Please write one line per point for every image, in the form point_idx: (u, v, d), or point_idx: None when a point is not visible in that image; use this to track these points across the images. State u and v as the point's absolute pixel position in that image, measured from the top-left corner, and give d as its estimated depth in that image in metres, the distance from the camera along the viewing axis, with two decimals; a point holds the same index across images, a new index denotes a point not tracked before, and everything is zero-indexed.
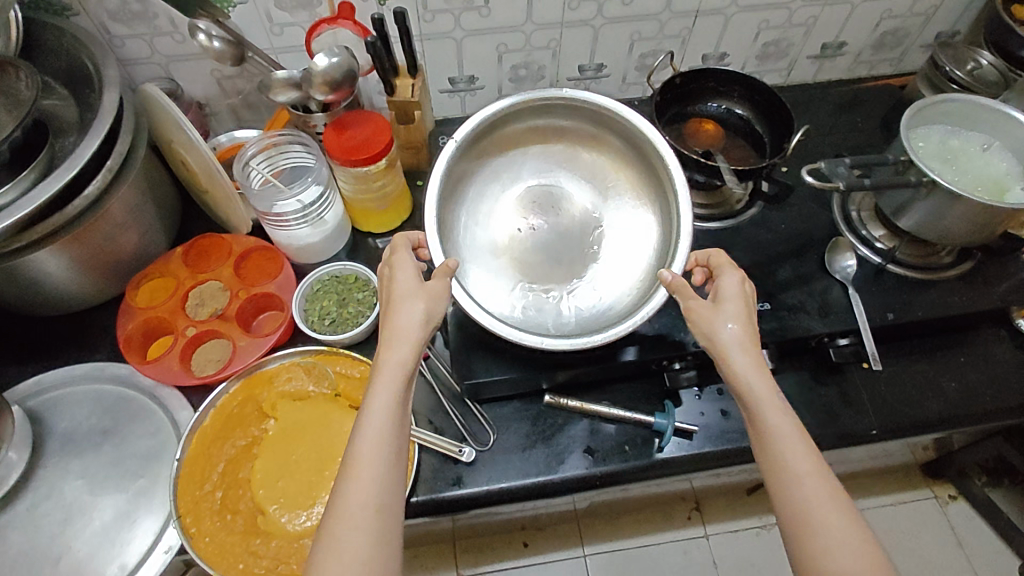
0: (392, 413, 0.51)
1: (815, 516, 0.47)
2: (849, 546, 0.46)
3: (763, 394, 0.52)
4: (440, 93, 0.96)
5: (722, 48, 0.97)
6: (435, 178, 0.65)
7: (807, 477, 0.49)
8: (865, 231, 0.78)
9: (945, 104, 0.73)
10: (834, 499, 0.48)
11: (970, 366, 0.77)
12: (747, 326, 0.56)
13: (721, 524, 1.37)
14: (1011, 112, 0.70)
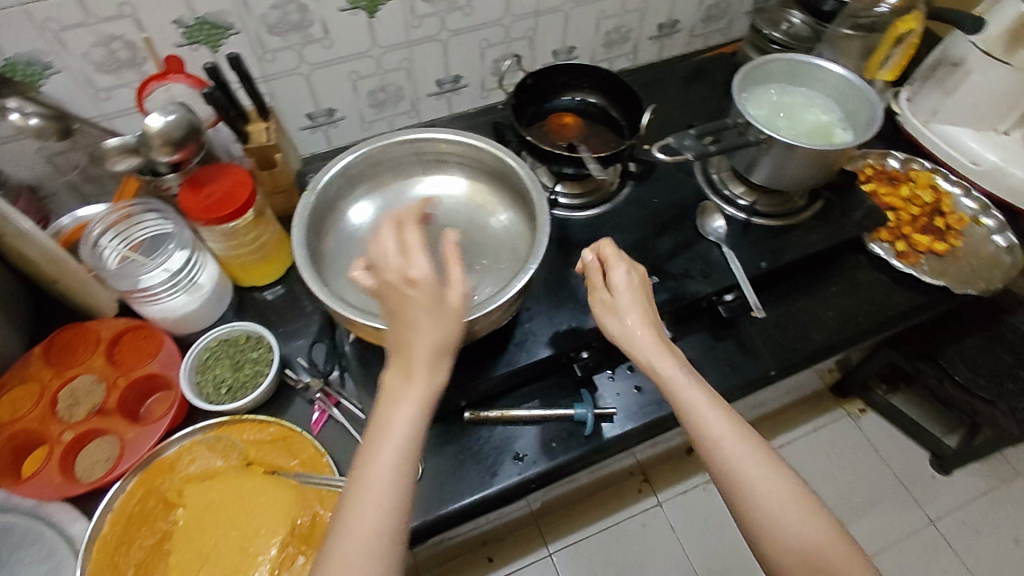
0: (402, 436, 0.48)
1: (755, 482, 0.51)
2: (784, 498, 0.51)
3: (681, 380, 0.56)
4: (302, 131, 0.93)
5: (569, 43, 1.01)
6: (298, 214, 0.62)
7: (737, 446, 0.53)
8: (728, 190, 0.84)
9: (769, 64, 0.79)
10: (762, 460, 0.52)
11: (841, 294, 0.84)
12: (650, 320, 0.59)
13: (670, 488, 1.46)
14: (824, 63, 0.77)
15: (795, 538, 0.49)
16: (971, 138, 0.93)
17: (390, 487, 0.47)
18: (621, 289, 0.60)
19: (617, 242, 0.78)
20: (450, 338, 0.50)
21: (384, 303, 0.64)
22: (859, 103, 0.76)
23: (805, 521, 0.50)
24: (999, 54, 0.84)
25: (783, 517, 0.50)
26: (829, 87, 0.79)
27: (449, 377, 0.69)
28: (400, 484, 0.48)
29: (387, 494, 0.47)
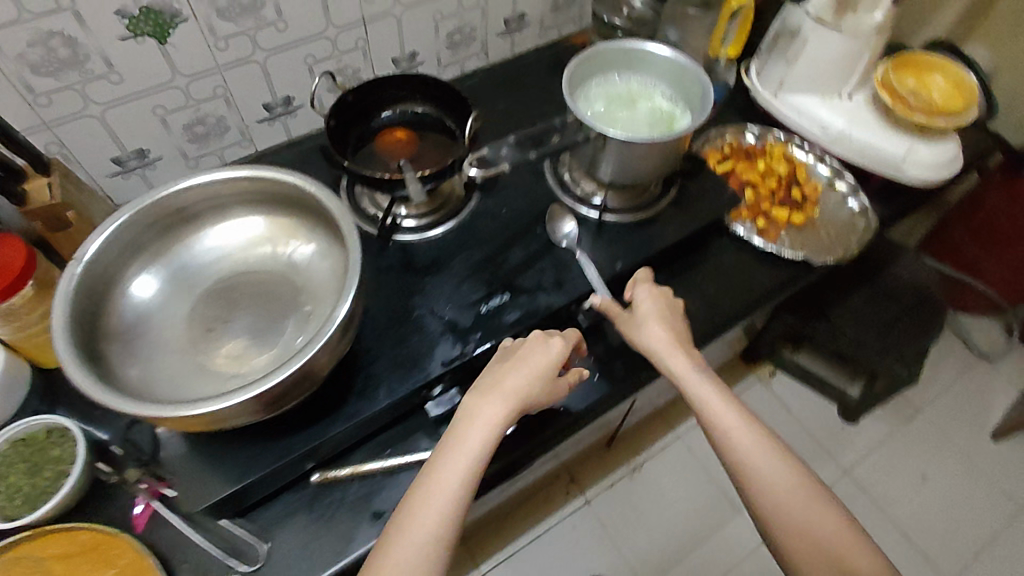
0: (455, 462, 0.55)
1: (773, 481, 0.56)
2: (802, 497, 0.55)
3: (689, 374, 0.63)
4: (111, 178, 0.82)
5: (409, 48, 0.93)
6: (62, 313, 0.52)
7: (747, 443, 0.58)
8: (580, 189, 0.80)
9: (605, 52, 0.75)
10: (772, 454, 0.58)
11: (707, 281, 0.83)
12: (676, 330, 0.67)
13: (597, 484, 1.43)
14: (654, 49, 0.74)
15: (813, 531, 0.53)
16: (818, 105, 0.92)
17: (469, 470, 0.55)
18: (648, 313, 0.68)
19: (466, 262, 0.72)
20: (541, 390, 0.61)
21: (173, 381, 0.57)
22: (694, 89, 0.73)
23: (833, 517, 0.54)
24: (830, 20, 0.84)
25: (806, 518, 0.54)
26: (665, 73, 0.76)
27: (280, 444, 0.62)
28: (456, 495, 0.53)
29: (465, 478, 0.54)
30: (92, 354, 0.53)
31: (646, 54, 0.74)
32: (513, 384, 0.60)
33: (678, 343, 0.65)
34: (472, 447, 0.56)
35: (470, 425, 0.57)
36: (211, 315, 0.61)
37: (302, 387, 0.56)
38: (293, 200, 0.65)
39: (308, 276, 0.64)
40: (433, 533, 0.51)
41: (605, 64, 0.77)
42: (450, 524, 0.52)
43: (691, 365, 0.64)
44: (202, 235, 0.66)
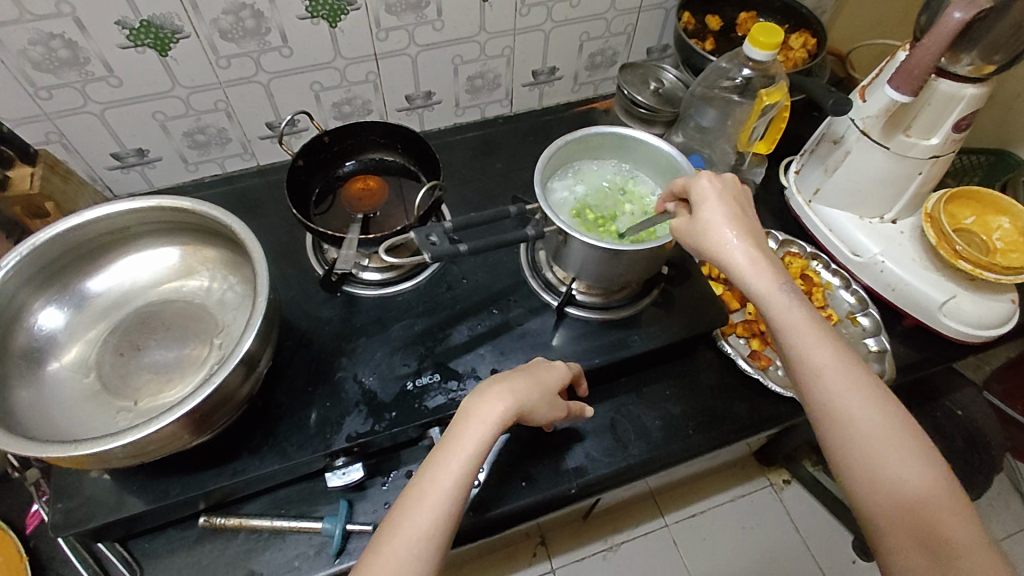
0: (453, 464, 0.48)
1: (842, 414, 0.46)
2: (890, 442, 0.45)
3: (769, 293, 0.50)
4: (110, 171, 0.83)
5: (425, 87, 0.90)
6: None
7: (823, 367, 0.47)
8: (550, 274, 0.74)
9: (601, 136, 0.70)
10: (869, 399, 0.46)
11: (677, 397, 0.74)
12: (740, 219, 0.53)
13: (566, 555, 1.35)
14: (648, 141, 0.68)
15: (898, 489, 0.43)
16: (851, 224, 0.82)
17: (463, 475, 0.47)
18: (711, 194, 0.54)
19: (405, 330, 0.69)
20: (542, 407, 0.55)
21: (62, 410, 0.56)
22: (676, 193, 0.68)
23: (928, 476, 0.43)
24: (876, 135, 0.73)
25: (895, 470, 0.44)
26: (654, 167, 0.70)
27: (161, 484, 0.59)
28: (449, 505, 0.46)
29: (462, 476, 0.47)
30: None
31: (648, 148, 0.69)
32: (511, 395, 0.53)
33: (750, 246, 0.52)
34: (463, 446, 0.49)
35: (468, 423, 0.50)
36: (123, 343, 0.60)
37: (181, 437, 0.53)
38: (231, 243, 0.63)
39: (229, 323, 0.62)
40: (429, 529, 0.45)
41: (601, 146, 0.72)
42: (442, 528, 0.45)
43: (760, 267, 0.51)
44: (131, 259, 0.65)
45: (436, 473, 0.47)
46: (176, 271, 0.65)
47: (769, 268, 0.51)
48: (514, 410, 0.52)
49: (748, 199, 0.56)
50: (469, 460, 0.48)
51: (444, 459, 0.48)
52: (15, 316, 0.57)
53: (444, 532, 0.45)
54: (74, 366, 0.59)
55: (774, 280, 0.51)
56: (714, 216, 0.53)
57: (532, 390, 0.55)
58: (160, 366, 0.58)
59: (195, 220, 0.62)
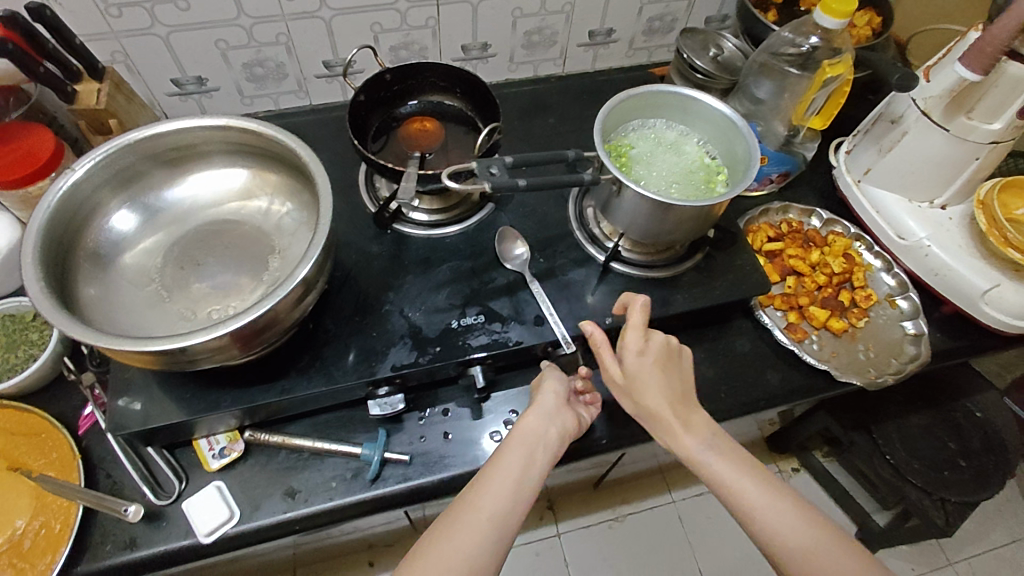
0: (521, 465, 0.56)
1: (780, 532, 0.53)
2: (814, 545, 0.52)
3: (685, 439, 0.58)
4: (169, 97, 0.85)
5: (482, 38, 0.90)
6: (31, 235, 0.52)
7: (750, 487, 0.55)
8: (596, 229, 0.74)
9: (670, 95, 0.68)
10: (787, 510, 0.54)
11: (711, 361, 0.75)
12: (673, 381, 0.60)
13: (573, 521, 1.38)
14: (689, 95, 0.68)
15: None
16: (899, 208, 0.82)
17: (506, 524, 0.53)
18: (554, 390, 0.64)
19: (451, 270, 0.70)
20: (573, 422, 0.63)
21: (124, 310, 0.58)
22: (727, 146, 0.68)
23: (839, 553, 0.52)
24: (937, 116, 0.73)
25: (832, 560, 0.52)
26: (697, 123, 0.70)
27: (212, 394, 0.62)
28: (520, 497, 0.54)
29: (523, 474, 0.55)
30: (58, 273, 0.54)
31: (716, 115, 0.67)
32: (542, 452, 0.58)
33: (676, 408, 0.58)
34: (500, 492, 0.54)
35: (511, 438, 0.58)
36: (185, 259, 0.62)
37: (230, 349, 0.55)
38: (294, 171, 0.64)
39: (285, 248, 0.64)
40: (493, 516, 0.52)
41: (666, 105, 0.70)
42: (506, 515, 0.53)
43: (672, 401, 0.58)
44: (194, 177, 0.66)
45: (469, 513, 0.52)
46: (236, 195, 0.66)
47: (696, 424, 0.58)
48: (544, 467, 0.58)
49: (671, 355, 0.61)
50: (513, 507, 0.54)
51: (481, 507, 0.53)
52: (85, 216, 0.59)
53: (515, 518, 0.53)
54: (134, 270, 0.61)
55: (701, 436, 0.58)
56: (653, 388, 0.59)
57: (563, 425, 0.62)
58: (222, 283, 0.60)
59: (264, 147, 0.63)
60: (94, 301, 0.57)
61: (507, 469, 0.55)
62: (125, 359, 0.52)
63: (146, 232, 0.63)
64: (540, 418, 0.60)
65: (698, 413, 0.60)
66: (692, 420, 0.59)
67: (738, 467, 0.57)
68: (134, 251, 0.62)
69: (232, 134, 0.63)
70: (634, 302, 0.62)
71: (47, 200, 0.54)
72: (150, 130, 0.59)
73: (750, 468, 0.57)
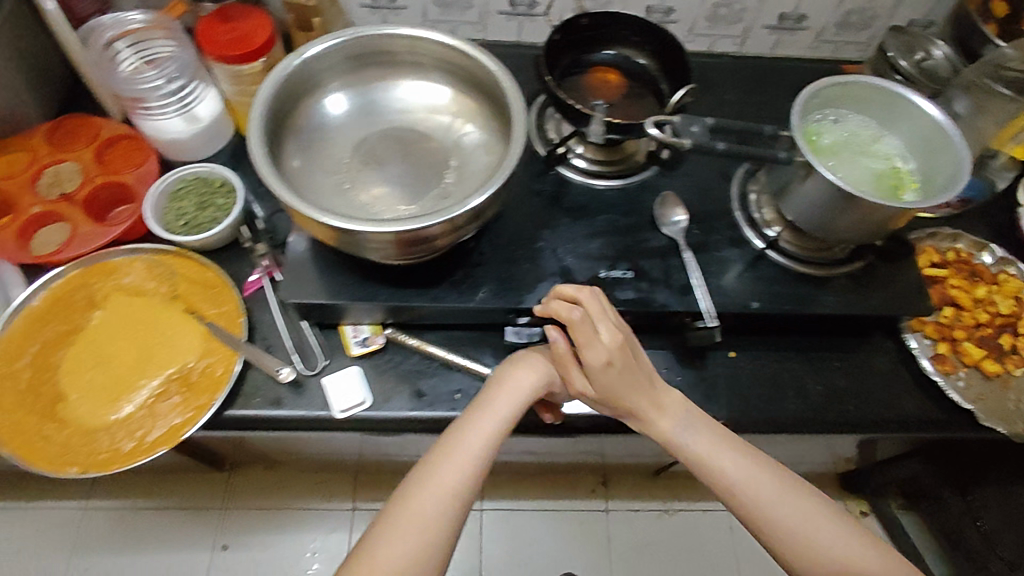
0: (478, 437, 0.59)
1: (771, 507, 0.58)
2: (816, 532, 0.57)
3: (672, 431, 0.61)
4: (361, 8, 0.89)
5: (668, 2, 0.88)
6: (257, 105, 0.57)
7: (758, 478, 0.59)
8: (757, 214, 0.72)
9: (886, 90, 0.64)
10: (797, 499, 0.58)
11: (844, 372, 0.73)
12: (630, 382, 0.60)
13: (624, 501, 1.37)
14: (902, 91, 0.64)
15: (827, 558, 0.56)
16: None
17: (454, 494, 0.56)
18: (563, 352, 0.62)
19: (607, 222, 0.70)
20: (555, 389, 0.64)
21: (317, 192, 0.62)
22: (928, 151, 0.64)
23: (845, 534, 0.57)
24: None
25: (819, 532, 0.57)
26: (896, 123, 0.66)
27: (368, 286, 0.66)
28: (472, 464, 0.58)
29: (482, 445, 0.59)
30: (272, 144, 0.59)
31: (933, 123, 0.62)
32: (483, 414, 0.60)
33: (645, 396, 0.61)
34: (463, 463, 0.57)
35: (491, 395, 0.61)
36: (375, 158, 0.65)
37: (385, 251, 0.58)
38: (488, 96, 0.66)
39: (465, 168, 0.66)
40: (452, 485, 0.56)
41: (876, 100, 0.66)
42: (457, 483, 0.57)
43: (640, 394, 0.61)
44: (393, 84, 0.69)
45: (435, 481, 0.56)
46: (428, 108, 0.69)
47: (667, 407, 0.62)
48: (493, 445, 0.59)
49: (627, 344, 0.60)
50: (464, 478, 0.57)
51: (448, 471, 0.57)
52: (302, 94, 0.64)
53: (467, 487, 0.57)
54: (329, 154, 0.65)
55: (677, 418, 0.62)
56: (620, 388, 0.60)
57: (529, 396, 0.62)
58: (404, 187, 0.63)
59: (476, 74, 0.65)
60: (294, 177, 0.61)
61: (466, 435, 0.59)
62: (316, 232, 0.57)
63: (343, 126, 0.67)
64: (512, 386, 0.62)
65: (670, 394, 0.63)
66: (691, 424, 0.62)
67: (741, 460, 0.60)
68: (330, 141, 0.66)
69: (440, 50, 0.65)
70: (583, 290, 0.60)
71: (272, 76, 0.59)
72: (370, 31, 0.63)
73: (761, 463, 0.60)
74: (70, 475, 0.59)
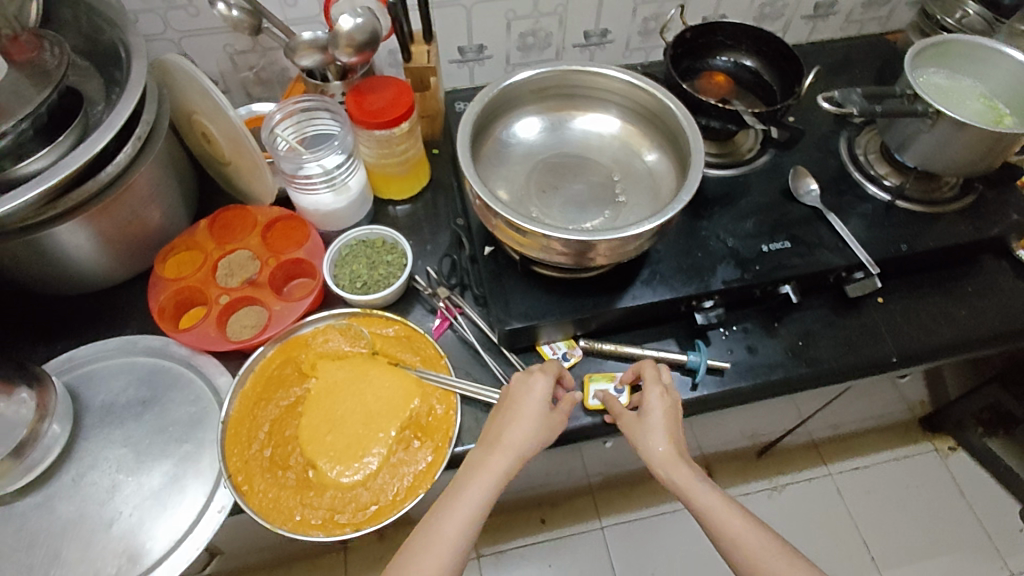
0: (484, 494, 0.56)
1: (765, 562, 0.54)
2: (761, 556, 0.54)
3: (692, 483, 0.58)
4: (450, 64, 0.95)
5: (721, 10, 0.98)
6: (459, 143, 0.63)
7: (727, 512, 0.56)
8: (873, 170, 0.81)
9: (971, 45, 0.75)
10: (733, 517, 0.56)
11: (978, 295, 0.80)
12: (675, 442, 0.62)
13: (733, 487, 1.40)
14: (987, 43, 0.74)
15: None
16: None
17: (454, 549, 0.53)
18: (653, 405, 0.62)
19: (752, 204, 0.78)
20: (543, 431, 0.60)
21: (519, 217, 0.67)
22: (1019, 83, 0.74)
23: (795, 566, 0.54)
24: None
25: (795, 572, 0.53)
26: (984, 69, 0.76)
27: (573, 301, 0.70)
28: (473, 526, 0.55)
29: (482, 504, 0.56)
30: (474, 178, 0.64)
31: (1017, 66, 0.73)
32: (496, 457, 0.58)
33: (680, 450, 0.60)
34: (462, 522, 0.54)
35: (477, 473, 0.57)
36: (559, 183, 0.71)
37: (557, 256, 0.63)
38: (648, 117, 0.72)
39: (636, 182, 0.72)
40: (450, 540, 0.53)
41: (960, 56, 0.77)
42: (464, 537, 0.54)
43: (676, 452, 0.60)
44: (555, 115, 0.75)
45: (438, 533, 0.54)
46: (590, 133, 0.75)
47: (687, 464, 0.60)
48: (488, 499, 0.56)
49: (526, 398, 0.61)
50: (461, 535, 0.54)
51: (443, 528, 0.54)
52: (490, 124, 0.71)
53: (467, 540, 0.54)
54: (512, 173, 0.72)
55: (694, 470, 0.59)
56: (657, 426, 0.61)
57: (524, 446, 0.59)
58: (592, 205, 0.69)
59: (660, 113, 0.70)
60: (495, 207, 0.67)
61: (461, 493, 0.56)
62: (523, 244, 0.63)
63: (519, 157, 0.73)
64: (528, 421, 0.60)
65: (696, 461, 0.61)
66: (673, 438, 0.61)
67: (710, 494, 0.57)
68: (512, 172, 0.72)
69: (604, 79, 0.71)
70: (506, 399, 0.63)
71: (463, 116, 0.65)
72: (550, 66, 0.69)
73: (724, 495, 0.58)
74: (345, 533, 0.62)
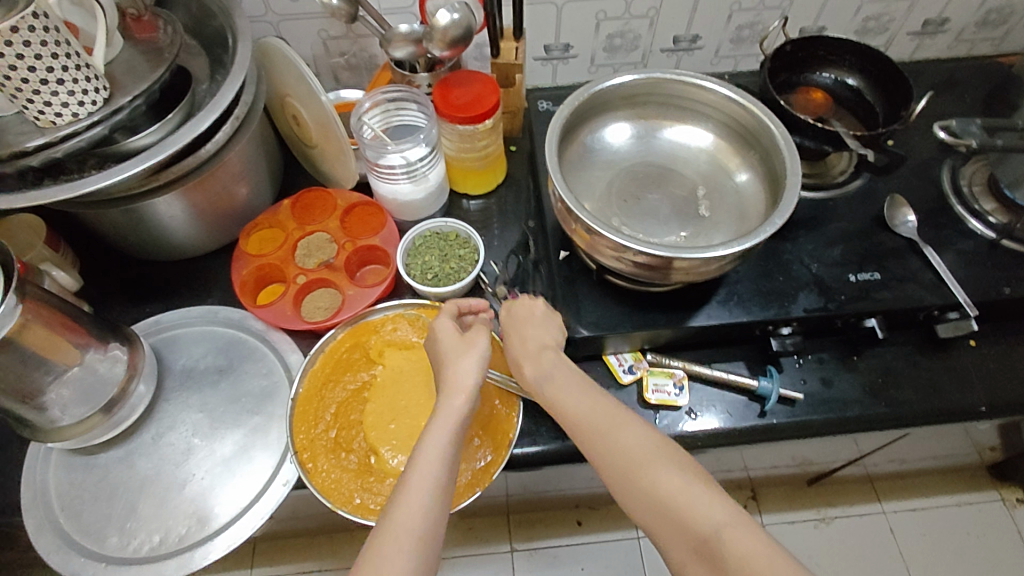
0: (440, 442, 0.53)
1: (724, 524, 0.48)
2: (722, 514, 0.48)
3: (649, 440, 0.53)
4: (535, 61, 0.94)
5: (821, 22, 0.93)
6: (547, 143, 0.63)
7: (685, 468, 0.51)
8: (977, 205, 0.76)
9: None
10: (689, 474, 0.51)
11: None
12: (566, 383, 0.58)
13: (777, 512, 1.35)
14: None
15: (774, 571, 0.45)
16: None
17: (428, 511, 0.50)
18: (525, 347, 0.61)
19: (841, 230, 0.75)
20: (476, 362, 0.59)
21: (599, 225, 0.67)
22: None
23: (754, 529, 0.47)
24: None
25: (736, 526, 0.47)
26: None
27: (644, 316, 0.69)
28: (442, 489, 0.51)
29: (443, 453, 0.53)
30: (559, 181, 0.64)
31: None
32: (445, 402, 0.56)
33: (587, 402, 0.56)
34: (416, 499, 0.50)
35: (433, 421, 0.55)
36: (643, 193, 0.70)
37: (638, 269, 0.61)
38: (739, 134, 0.70)
39: (723, 200, 0.70)
40: (422, 501, 0.50)
41: None
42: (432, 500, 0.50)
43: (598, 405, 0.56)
44: (646, 122, 0.74)
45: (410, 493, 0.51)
46: (679, 145, 0.73)
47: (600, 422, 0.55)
48: (443, 449, 0.53)
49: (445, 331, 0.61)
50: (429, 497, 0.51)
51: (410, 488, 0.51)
52: (579, 126, 0.70)
53: (437, 505, 0.51)
54: (596, 178, 0.71)
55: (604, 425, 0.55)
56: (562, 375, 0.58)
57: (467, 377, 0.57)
58: (676, 220, 0.67)
59: (756, 131, 0.68)
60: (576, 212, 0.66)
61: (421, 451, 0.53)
62: (603, 253, 0.62)
63: (605, 163, 0.72)
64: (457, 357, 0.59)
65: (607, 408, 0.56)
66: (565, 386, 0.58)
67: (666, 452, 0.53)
68: (597, 178, 0.71)
69: (698, 91, 0.70)
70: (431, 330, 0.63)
71: (553, 116, 0.65)
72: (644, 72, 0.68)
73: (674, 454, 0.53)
74: None
